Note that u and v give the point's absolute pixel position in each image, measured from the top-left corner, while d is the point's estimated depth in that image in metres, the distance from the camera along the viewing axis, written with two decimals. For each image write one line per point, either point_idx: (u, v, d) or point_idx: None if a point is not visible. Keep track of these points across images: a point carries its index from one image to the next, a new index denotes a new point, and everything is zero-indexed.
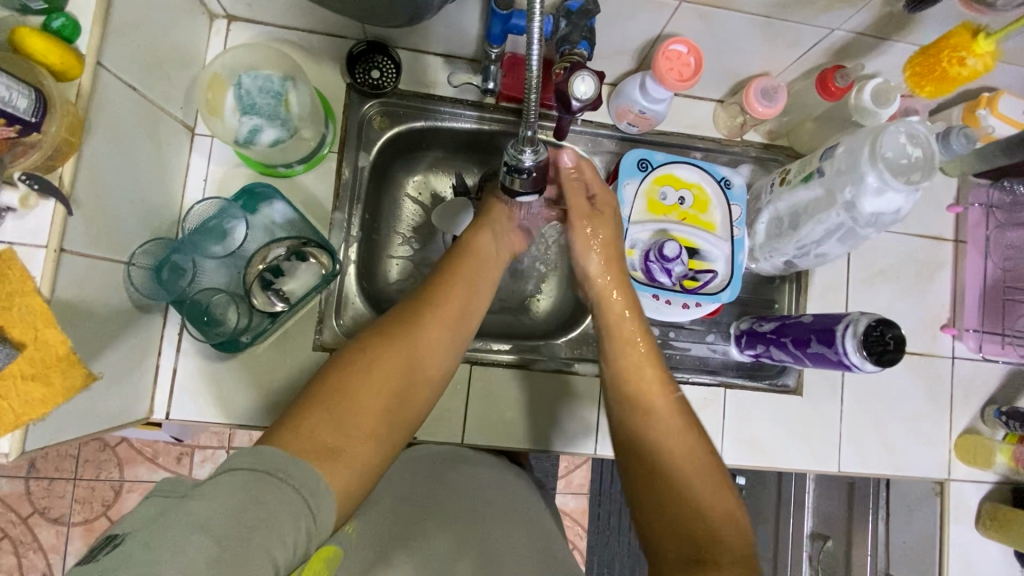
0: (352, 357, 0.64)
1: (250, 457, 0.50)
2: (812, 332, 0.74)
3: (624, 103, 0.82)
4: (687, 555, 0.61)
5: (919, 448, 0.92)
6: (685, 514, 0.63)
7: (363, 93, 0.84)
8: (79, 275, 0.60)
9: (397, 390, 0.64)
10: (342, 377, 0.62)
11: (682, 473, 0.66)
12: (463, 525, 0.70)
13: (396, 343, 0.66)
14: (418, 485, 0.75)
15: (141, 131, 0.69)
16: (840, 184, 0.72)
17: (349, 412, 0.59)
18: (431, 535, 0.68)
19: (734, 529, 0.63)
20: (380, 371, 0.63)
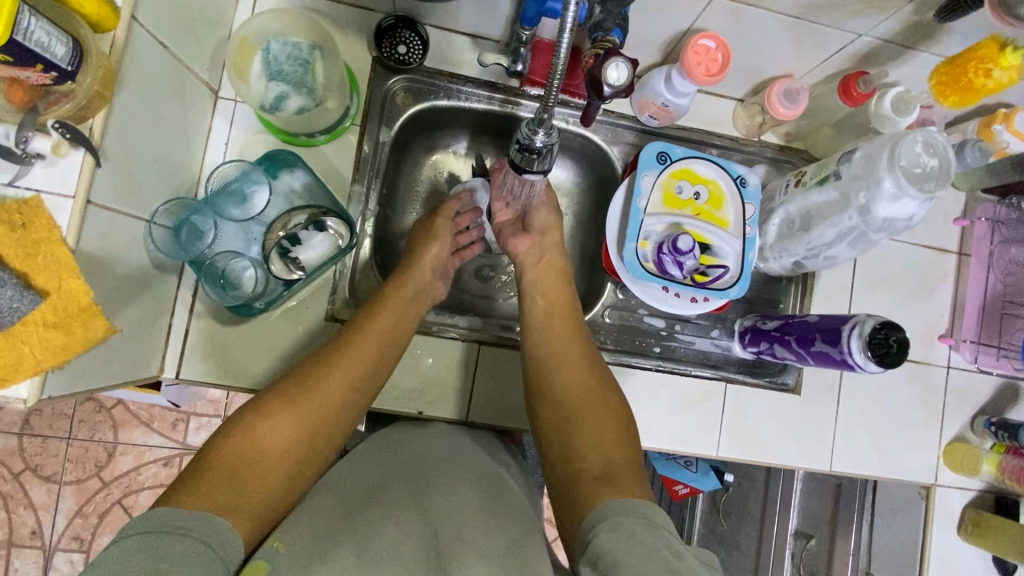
0: (256, 406, 0.62)
1: (151, 517, 0.48)
2: (817, 332, 0.75)
3: (646, 94, 0.83)
4: (594, 472, 0.65)
5: (910, 453, 0.95)
6: (583, 441, 0.68)
7: (388, 68, 0.84)
8: (101, 229, 0.60)
9: (305, 435, 0.62)
10: (249, 427, 0.60)
11: (580, 405, 0.71)
12: (414, 495, 0.61)
13: (303, 393, 0.64)
14: (366, 465, 0.67)
15: (168, 90, 0.68)
16: (856, 188, 0.73)
17: (253, 460, 0.58)
18: (375, 511, 0.59)
19: (629, 454, 0.67)
20: (287, 419, 0.62)
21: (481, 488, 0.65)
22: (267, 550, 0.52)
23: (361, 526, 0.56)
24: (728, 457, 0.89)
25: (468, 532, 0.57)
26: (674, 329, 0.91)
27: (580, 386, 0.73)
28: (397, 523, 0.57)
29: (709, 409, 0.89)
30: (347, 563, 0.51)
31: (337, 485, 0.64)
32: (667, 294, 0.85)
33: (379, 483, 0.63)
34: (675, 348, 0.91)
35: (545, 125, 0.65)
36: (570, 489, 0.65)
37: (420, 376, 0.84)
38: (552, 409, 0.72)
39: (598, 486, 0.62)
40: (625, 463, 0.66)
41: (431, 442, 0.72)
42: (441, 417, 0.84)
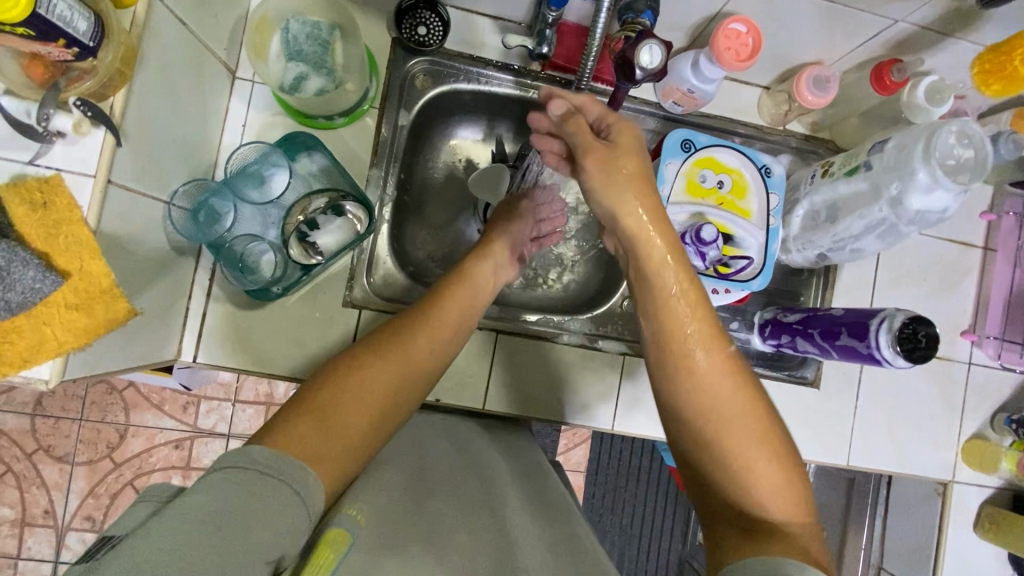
0: (350, 355, 0.61)
1: (252, 454, 0.48)
2: (842, 325, 0.74)
3: (672, 80, 0.81)
4: (737, 524, 0.54)
5: (927, 449, 0.94)
6: (733, 477, 0.56)
7: (408, 49, 0.82)
8: (122, 210, 0.59)
9: (397, 385, 0.60)
10: (346, 371, 0.59)
11: (738, 444, 0.56)
12: (484, 508, 0.61)
13: (396, 343, 0.62)
14: (440, 463, 0.67)
15: (187, 68, 0.67)
16: (887, 179, 0.71)
17: (350, 399, 0.56)
18: (439, 506, 0.60)
19: (795, 503, 0.54)
20: (381, 365, 0.60)
21: (546, 515, 0.64)
22: (345, 516, 0.50)
23: (430, 524, 0.56)
24: None
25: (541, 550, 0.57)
26: None
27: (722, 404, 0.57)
28: (470, 531, 0.57)
29: None
30: (420, 557, 0.51)
31: (404, 467, 0.63)
32: None
33: (449, 485, 0.63)
34: None
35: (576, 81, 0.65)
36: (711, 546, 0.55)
37: None
38: (694, 437, 0.58)
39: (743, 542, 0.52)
40: (793, 521, 0.53)
41: (506, 464, 0.72)
42: (458, 405, 0.84)
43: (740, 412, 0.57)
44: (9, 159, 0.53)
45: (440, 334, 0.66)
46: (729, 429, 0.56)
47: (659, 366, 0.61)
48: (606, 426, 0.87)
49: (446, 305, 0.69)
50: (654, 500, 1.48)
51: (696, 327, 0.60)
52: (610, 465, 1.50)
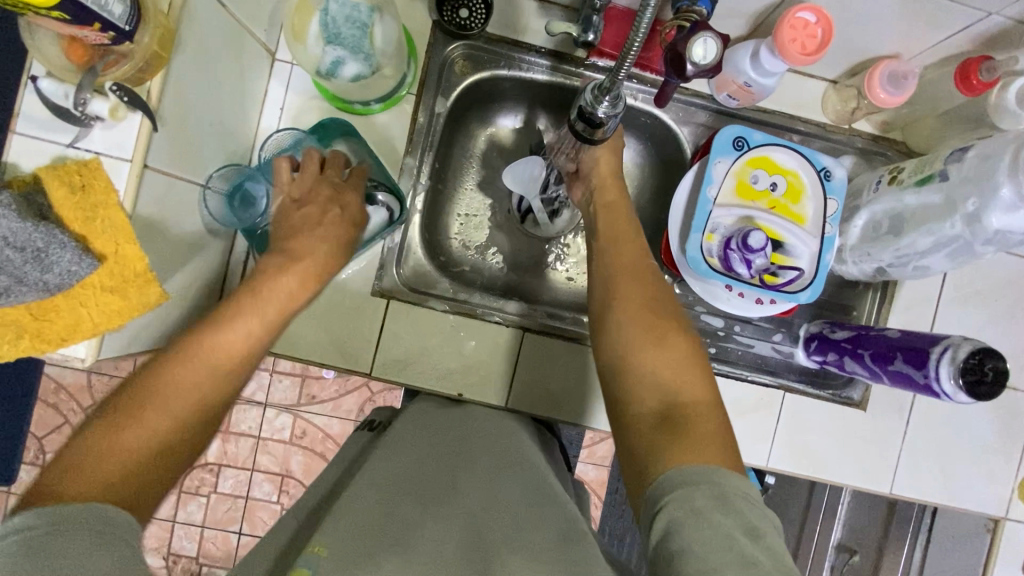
0: (147, 373, 0.51)
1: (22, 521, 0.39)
2: (898, 350, 0.68)
3: (727, 73, 0.75)
4: (658, 418, 0.55)
5: (980, 483, 0.87)
6: (647, 372, 0.58)
7: (448, 33, 0.79)
8: (158, 194, 0.60)
9: (210, 388, 0.52)
10: (143, 396, 0.49)
11: (643, 338, 0.59)
12: (449, 498, 0.56)
13: (204, 342, 0.53)
14: (400, 462, 0.61)
15: (225, 51, 0.66)
16: (965, 193, 0.64)
17: (153, 423, 0.49)
18: (417, 508, 0.54)
19: (705, 390, 0.56)
20: (190, 372, 0.52)
21: (529, 481, 0.61)
22: (309, 556, 0.45)
23: (400, 523, 0.51)
24: (777, 469, 0.84)
25: (511, 532, 0.52)
26: (733, 330, 0.86)
27: (639, 311, 0.62)
28: (437, 525, 0.52)
29: (761, 417, 0.83)
30: (393, 568, 0.45)
31: (387, 475, 0.58)
32: (730, 293, 0.80)
33: (430, 478, 0.59)
34: (732, 350, 0.85)
35: (611, 94, 0.59)
36: (635, 444, 0.55)
37: (462, 358, 0.82)
38: (612, 344, 0.61)
39: (662, 434, 0.53)
40: (701, 405, 0.55)
41: (491, 441, 0.68)
42: (481, 401, 0.82)
43: (656, 317, 0.61)
44: (53, 141, 0.54)
45: (312, 266, 0.63)
46: (643, 321, 0.61)
47: (593, 271, 0.69)
48: None
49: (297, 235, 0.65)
50: None
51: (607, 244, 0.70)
52: None
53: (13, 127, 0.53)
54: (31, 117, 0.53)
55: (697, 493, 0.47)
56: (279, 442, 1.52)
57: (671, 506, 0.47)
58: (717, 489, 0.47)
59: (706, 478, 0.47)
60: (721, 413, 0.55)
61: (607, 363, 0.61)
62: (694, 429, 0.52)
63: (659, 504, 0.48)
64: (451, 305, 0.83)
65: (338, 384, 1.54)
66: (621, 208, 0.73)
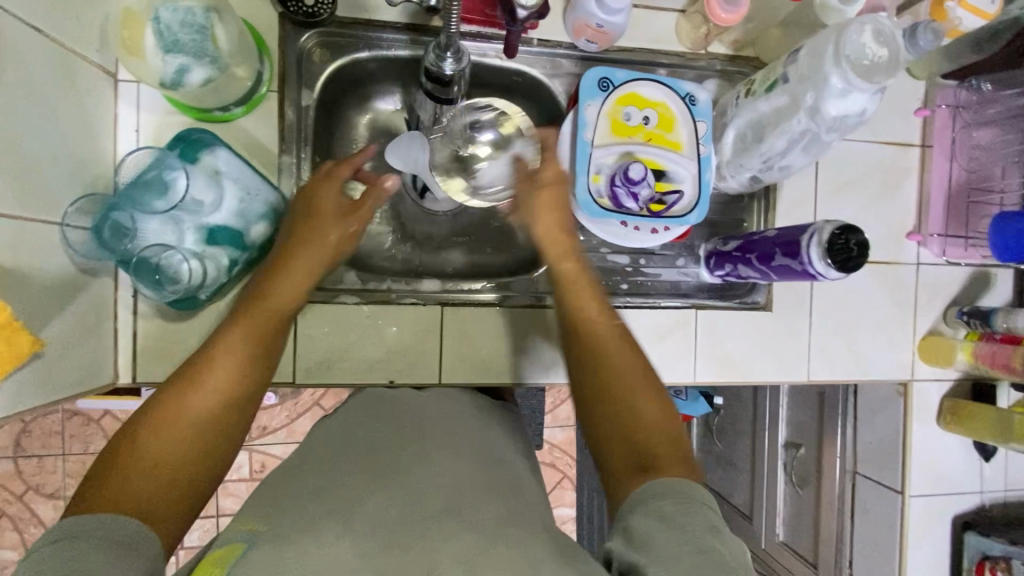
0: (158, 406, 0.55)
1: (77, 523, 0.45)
2: (777, 246, 0.73)
3: (580, 16, 0.78)
4: (631, 461, 0.56)
5: (884, 352, 0.95)
6: (625, 419, 0.58)
7: (298, 23, 0.78)
8: (7, 240, 0.56)
9: (209, 422, 0.55)
10: (155, 418, 0.53)
11: (614, 381, 0.60)
12: (390, 471, 0.55)
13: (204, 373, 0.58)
14: (345, 446, 0.61)
15: (54, 79, 0.62)
16: (803, 89, 0.69)
17: (170, 445, 0.53)
18: (352, 476, 0.55)
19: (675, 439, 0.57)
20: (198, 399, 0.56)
21: (477, 459, 0.60)
22: (245, 532, 0.48)
23: (342, 494, 0.52)
24: (705, 381, 0.89)
25: (456, 492, 0.53)
26: (640, 264, 0.90)
27: (606, 344, 0.63)
28: (383, 491, 0.52)
29: (680, 337, 0.88)
30: (331, 529, 0.46)
31: (336, 456, 0.59)
32: (626, 229, 0.81)
33: (370, 449, 0.60)
34: (644, 282, 0.90)
35: (451, 49, 0.62)
36: (610, 480, 0.56)
37: (386, 346, 0.82)
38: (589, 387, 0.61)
39: (639, 475, 0.54)
40: (673, 449, 0.56)
41: (455, 417, 0.68)
42: (413, 382, 0.83)
43: (622, 354, 0.62)
44: None
45: (282, 295, 0.67)
46: (622, 378, 0.60)
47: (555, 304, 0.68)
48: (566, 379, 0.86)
49: (296, 258, 0.69)
50: None
51: (584, 283, 0.68)
52: None
53: None
54: None
55: (663, 506, 0.49)
56: (241, 481, 1.47)
57: (637, 518, 0.50)
58: (681, 498, 0.50)
59: (675, 493, 0.50)
60: (687, 454, 0.56)
61: (586, 411, 0.61)
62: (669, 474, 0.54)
63: (630, 513, 0.51)
64: (363, 296, 0.82)
65: (289, 409, 1.50)
66: (554, 202, 0.74)
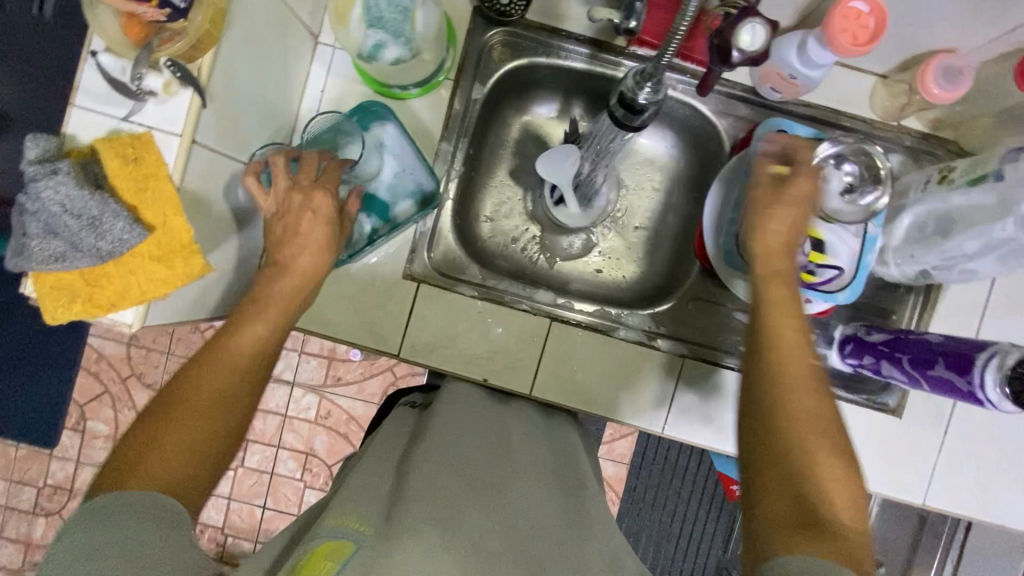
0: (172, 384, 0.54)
1: (105, 510, 0.46)
2: (939, 354, 0.66)
3: (773, 64, 0.73)
4: (788, 513, 0.48)
5: (1021, 499, 0.83)
6: (801, 478, 0.50)
7: (488, 19, 0.80)
8: (203, 169, 0.61)
9: (214, 402, 0.54)
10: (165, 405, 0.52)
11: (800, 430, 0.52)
12: (489, 488, 0.54)
13: (219, 348, 0.56)
14: (452, 442, 0.60)
15: (272, 33, 0.68)
16: (1020, 194, 0.61)
17: (176, 436, 0.51)
18: (447, 483, 0.52)
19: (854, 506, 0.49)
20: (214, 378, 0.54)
21: (551, 495, 0.58)
22: (351, 530, 0.45)
23: (442, 498, 0.50)
24: None
25: (542, 533, 0.51)
26: None
27: (805, 393, 0.53)
28: (479, 513, 0.50)
29: None
30: (433, 545, 0.43)
31: (445, 449, 0.58)
32: None
33: (471, 458, 0.58)
34: None
35: (654, 80, 0.59)
36: (759, 522, 0.49)
37: (488, 344, 0.83)
38: (761, 416, 0.54)
39: (800, 533, 0.46)
40: (847, 525, 0.47)
41: (531, 449, 0.66)
42: (505, 387, 0.83)
43: (816, 409, 0.53)
44: (109, 114, 0.57)
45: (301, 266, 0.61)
46: (806, 422, 0.52)
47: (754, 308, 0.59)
48: (656, 429, 0.83)
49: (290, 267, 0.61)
50: (698, 503, 1.44)
51: (788, 306, 0.58)
52: (655, 461, 1.46)
53: (73, 99, 0.56)
54: (90, 90, 0.56)
55: None
56: (305, 421, 1.55)
57: None
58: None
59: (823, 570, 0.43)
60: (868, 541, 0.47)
61: (756, 434, 0.54)
62: (840, 541, 0.46)
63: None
64: (480, 291, 0.83)
65: (363, 367, 1.57)
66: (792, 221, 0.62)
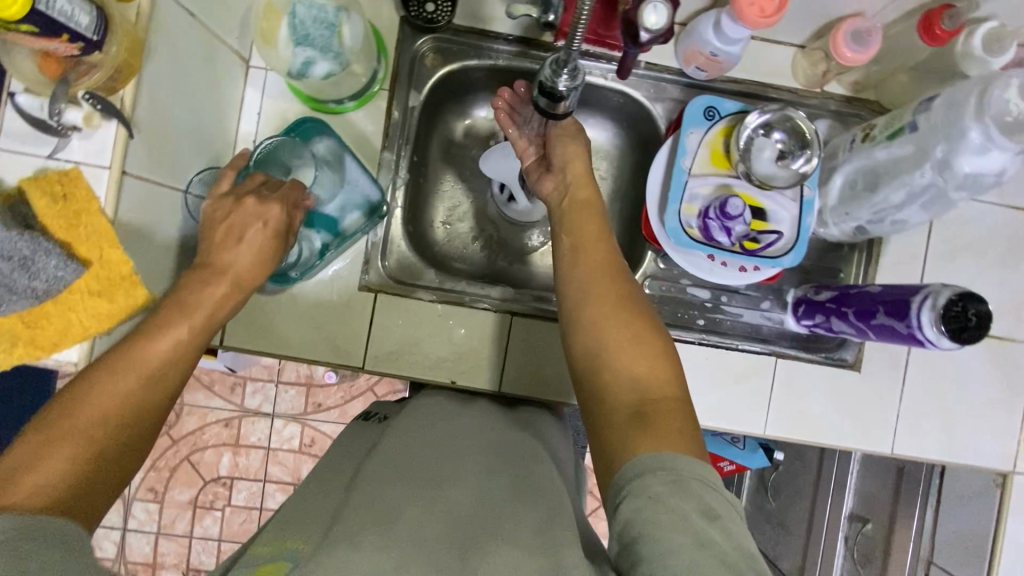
0: (67, 383, 0.50)
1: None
2: (880, 303, 0.68)
3: (694, 43, 0.76)
4: (626, 410, 0.54)
5: (985, 437, 0.86)
6: (626, 378, 0.55)
7: (416, 27, 0.81)
8: (137, 200, 0.61)
9: (125, 405, 0.50)
10: (68, 409, 0.48)
11: (617, 334, 0.58)
12: (430, 483, 0.54)
13: (130, 351, 0.52)
14: (400, 448, 0.60)
15: (198, 60, 0.68)
16: (934, 141, 0.64)
17: (73, 445, 0.47)
18: (391, 488, 0.52)
19: (676, 383, 0.55)
20: (121, 380, 0.50)
21: (504, 474, 0.57)
22: (289, 551, 0.46)
23: (382, 505, 0.50)
24: (777, 436, 0.84)
25: (493, 520, 0.50)
26: (721, 301, 0.86)
27: (612, 303, 0.60)
28: (424, 509, 0.50)
29: (755, 385, 0.83)
30: (369, 544, 0.44)
31: (397, 456, 0.58)
32: (713, 263, 0.80)
33: (422, 460, 0.58)
34: (722, 321, 0.86)
35: (569, 67, 0.62)
36: (602, 431, 0.54)
37: (453, 346, 0.83)
38: (584, 337, 0.60)
39: (633, 428, 0.52)
40: (668, 405, 0.53)
41: (485, 434, 0.65)
42: (474, 387, 0.83)
43: (622, 312, 0.59)
44: (31, 154, 0.56)
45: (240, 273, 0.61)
46: (619, 324, 0.58)
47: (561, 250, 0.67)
48: None
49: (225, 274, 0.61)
50: None
51: (592, 237, 0.66)
52: None
53: None
54: (11, 131, 0.55)
55: (657, 487, 0.46)
56: (290, 452, 1.52)
57: (630, 498, 0.47)
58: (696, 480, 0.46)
59: (663, 464, 0.47)
60: (689, 409, 0.54)
61: (580, 357, 0.60)
62: (660, 422, 0.51)
63: (621, 495, 0.48)
64: (438, 294, 0.84)
65: (343, 390, 1.55)
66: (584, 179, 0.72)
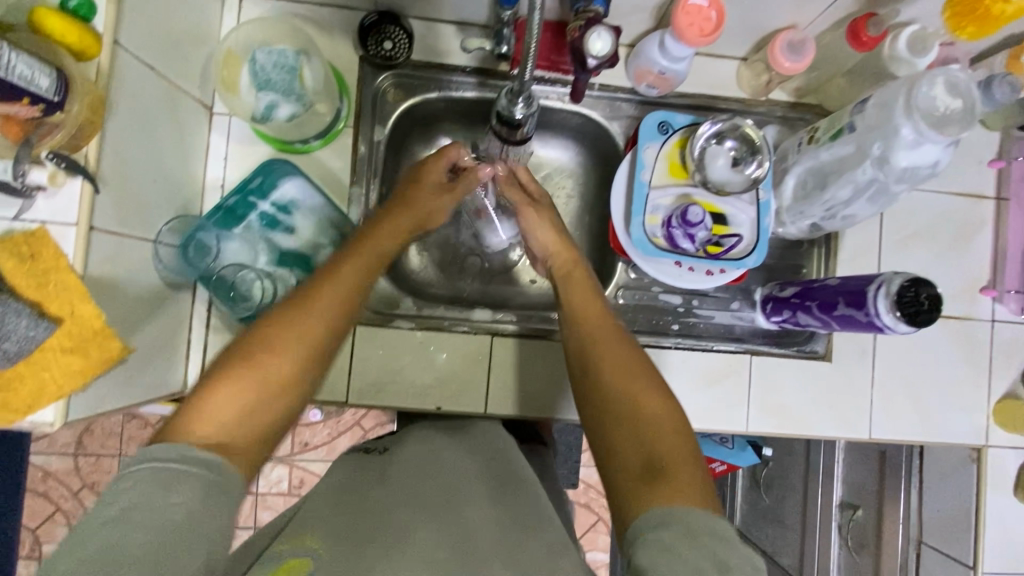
0: (251, 334, 0.57)
1: (162, 455, 0.47)
2: (840, 295, 0.71)
3: (642, 62, 0.80)
4: (636, 466, 0.54)
5: (955, 414, 0.89)
6: (638, 429, 0.56)
7: (376, 65, 0.83)
8: (107, 254, 0.61)
9: (292, 372, 0.56)
10: (246, 359, 0.54)
11: (623, 382, 0.59)
12: (445, 504, 0.56)
13: (305, 302, 0.59)
14: (413, 466, 0.62)
15: (162, 111, 0.69)
16: (871, 140, 0.69)
17: (229, 402, 0.52)
18: (403, 510, 0.54)
19: (687, 443, 0.55)
20: (287, 341, 0.56)
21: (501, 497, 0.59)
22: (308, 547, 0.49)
23: (388, 528, 0.51)
24: (759, 431, 0.86)
25: (495, 537, 0.52)
26: (693, 305, 0.89)
27: (614, 357, 0.62)
28: (429, 529, 0.52)
29: (733, 383, 0.86)
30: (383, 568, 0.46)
31: (412, 474, 0.60)
32: (680, 269, 0.82)
33: (430, 476, 0.60)
34: (695, 325, 0.88)
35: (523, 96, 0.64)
36: (617, 485, 0.54)
37: (435, 372, 0.83)
38: (591, 391, 0.61)
39: (645, 484, 0.52)
40: (680, 456, 0.53)
41: (491, 458, 0.66)
42: (460, 411, 0.84)
43: (627, 366, 0.61)
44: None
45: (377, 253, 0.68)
46: (623, 376, 0.60)
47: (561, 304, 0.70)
48: None
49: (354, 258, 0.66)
50: None
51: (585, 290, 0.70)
52: None
53: None
54: None
55: (662, 535, 0.47)
56: (279, 495, 1.49)
57: (643, 550, 0.47)
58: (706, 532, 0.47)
59: (675, 516, 0.48)
60: (700, 461, 0.54)
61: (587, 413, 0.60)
62: (674, 477, 0.52)
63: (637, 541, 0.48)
64: (417, 321, 0.85)
65: (329, 427, 1.52)
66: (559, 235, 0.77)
